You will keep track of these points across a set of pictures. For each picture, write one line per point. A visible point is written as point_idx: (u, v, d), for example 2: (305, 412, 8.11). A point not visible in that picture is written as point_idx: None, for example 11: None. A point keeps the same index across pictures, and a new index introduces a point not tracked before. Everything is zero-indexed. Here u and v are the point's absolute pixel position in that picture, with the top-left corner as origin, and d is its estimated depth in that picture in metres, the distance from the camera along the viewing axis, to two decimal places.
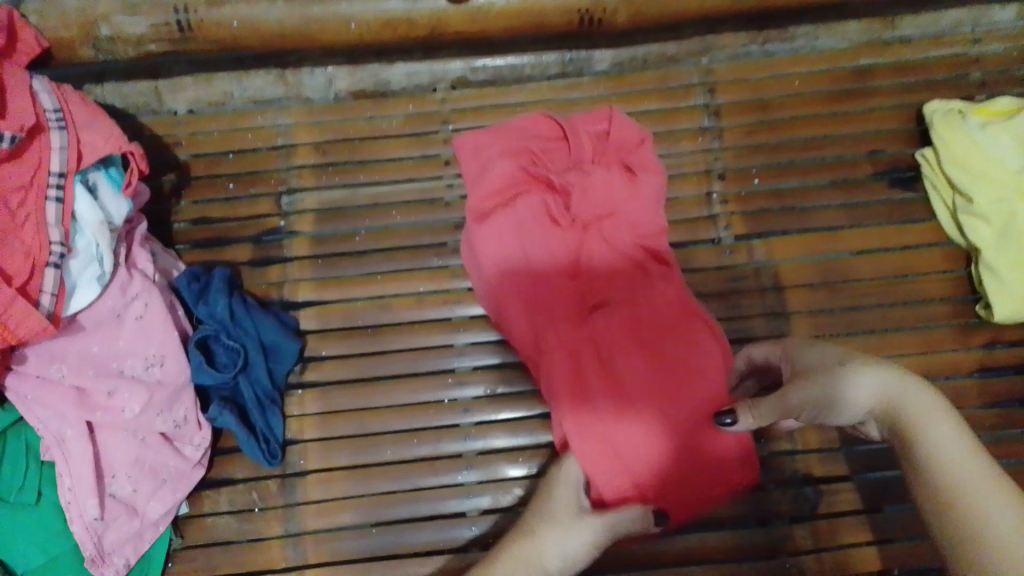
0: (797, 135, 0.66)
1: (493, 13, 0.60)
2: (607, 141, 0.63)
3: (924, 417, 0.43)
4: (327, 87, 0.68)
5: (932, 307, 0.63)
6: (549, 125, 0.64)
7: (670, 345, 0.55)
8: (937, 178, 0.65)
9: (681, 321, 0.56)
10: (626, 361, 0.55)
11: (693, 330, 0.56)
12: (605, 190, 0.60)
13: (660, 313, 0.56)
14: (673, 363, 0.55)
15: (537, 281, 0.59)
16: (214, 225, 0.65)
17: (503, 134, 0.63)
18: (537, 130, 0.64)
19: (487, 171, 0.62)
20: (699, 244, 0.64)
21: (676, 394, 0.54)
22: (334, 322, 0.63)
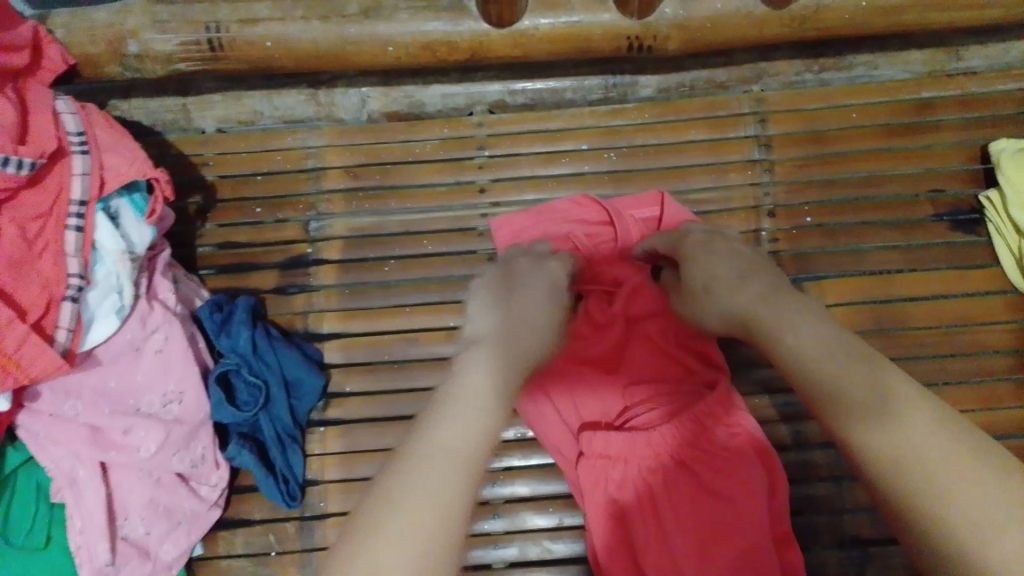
0: (853, 171, 0.63)
1: (539, 37, 0.57)
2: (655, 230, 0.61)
3: (868, 377, 0.38)
4: (360, 108, 0.65)
5: (993, 360, 0.60)
6: (593, 209, 0.61)
7: (712, 468, 0.51)
8: (1002, 223, 0.61)
9: (733, 441, 0.52)
10: (666, 483, 0.52)
11: (743, 451, 0.52)
12: (650, 298, 0.59)
13: (703, 429, 0.52)
14: (718, 486, 0.51)
15: (580, 386, 0.58)
16: (239, 249, 0.63)
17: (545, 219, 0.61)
18: (580, 214, 0.61)
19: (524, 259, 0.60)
20: None
21: (719, 517, 0.50)
22: (359, 356, 0.60)
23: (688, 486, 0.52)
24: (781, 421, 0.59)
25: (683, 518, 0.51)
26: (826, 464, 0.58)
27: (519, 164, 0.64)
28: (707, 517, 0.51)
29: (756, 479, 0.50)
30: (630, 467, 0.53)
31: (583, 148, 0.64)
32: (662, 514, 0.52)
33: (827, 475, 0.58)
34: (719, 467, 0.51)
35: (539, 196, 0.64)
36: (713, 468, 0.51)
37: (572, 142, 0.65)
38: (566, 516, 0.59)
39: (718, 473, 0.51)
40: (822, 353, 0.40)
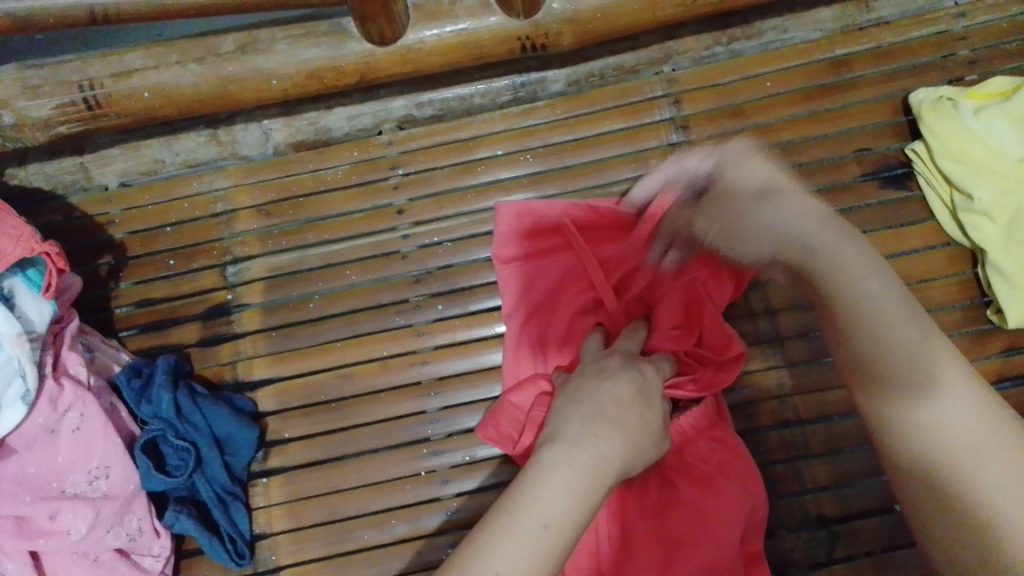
0: (778, 140, 0.60)
1: (426, 49, 0.54)
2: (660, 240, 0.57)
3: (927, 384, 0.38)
4: (263, 142, 0.62)
5: (942, 315, 0.58)
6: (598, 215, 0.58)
7: (687, 484, 0.52)
8: (931, 173, 0.59)
9: (714, 455, 0.52)
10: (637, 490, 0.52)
11: (726, 465, 0.52)
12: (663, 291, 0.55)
13: (685, 441, 0.53)
14: (691, 498, 0.51)
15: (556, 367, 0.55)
16: (158, 306, 0.61)
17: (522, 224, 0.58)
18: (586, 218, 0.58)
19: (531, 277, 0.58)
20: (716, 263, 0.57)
21: (689, 528, 0.50)
22: (294, 400, 0.59)
23: (663, 492, 0.52)
24: (732, 408, 0.57)
25: (652, 525, 0.51)
26: (783, 447, 0.56)
27: (435, 179, 0.62)
28: (676, 526, 0.51)
29: (736, 499, 0.50)
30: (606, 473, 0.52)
31: (498, 154, 0.62)
32: (627, 512, 0.51)
33: (785, 456, 0.56)
34: (692, 483, 0.52)
35: (460, 209, 0.61)
36: (690, 479, 0.52)
37: (486, 149, 0.62)
38: None
39: (691, 488, 0.51)
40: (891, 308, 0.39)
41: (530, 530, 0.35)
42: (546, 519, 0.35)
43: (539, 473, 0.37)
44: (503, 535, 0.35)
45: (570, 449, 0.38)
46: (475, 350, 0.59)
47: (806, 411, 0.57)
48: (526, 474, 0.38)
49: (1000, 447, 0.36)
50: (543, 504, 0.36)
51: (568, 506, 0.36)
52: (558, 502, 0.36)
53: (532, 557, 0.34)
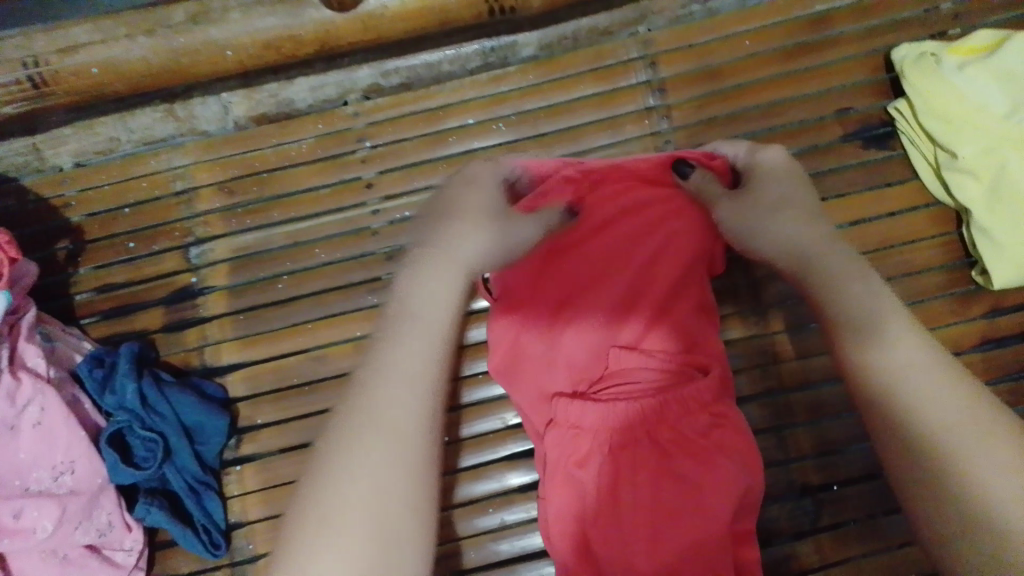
0: (755, 102, 0.59)
1: (389, 16, 0.52)
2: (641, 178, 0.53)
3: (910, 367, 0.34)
4: (223, 116, 0.59)
5: (925, 277, 0.57)
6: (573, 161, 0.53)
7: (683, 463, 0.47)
8: (914, 134, 0.58)
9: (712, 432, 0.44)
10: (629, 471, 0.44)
11: (724, 445, 0.44)
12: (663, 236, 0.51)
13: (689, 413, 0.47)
14: None
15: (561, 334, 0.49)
16: (120, 291, 0.59)
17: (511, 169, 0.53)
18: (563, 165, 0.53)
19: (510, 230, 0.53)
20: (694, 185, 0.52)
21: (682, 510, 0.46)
22: (266, 384, 0.57)
23: (656, 476, 0.44)
24: None
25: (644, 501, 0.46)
26: (766, 416, 0.56)
27: (405, 151, 0.59)
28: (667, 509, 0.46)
29: (739, 483, 0.44)
30: (597, 435, 0.45)
31: (469, 123, 0.60)
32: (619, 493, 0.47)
33: (769, 426, 0.55)
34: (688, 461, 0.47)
35: (430, 182, 0.59)
36: None
37: (456, 118, 0.60)
38: (508, 514, 0.56)
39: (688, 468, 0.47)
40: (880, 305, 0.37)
41: (363, 451, 0.31)
42: (376, 435, 0.32)
43: (361, 396, 0.33)
44: (339, 467, 0.31)
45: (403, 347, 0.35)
46: None
47: (790, 379, 0.56)
48: (350, 408, 0.33)
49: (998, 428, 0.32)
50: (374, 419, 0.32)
51: (419, 425, 0.33)
52: (390, 417, 0.32)
53: (372, 488, 0.31)
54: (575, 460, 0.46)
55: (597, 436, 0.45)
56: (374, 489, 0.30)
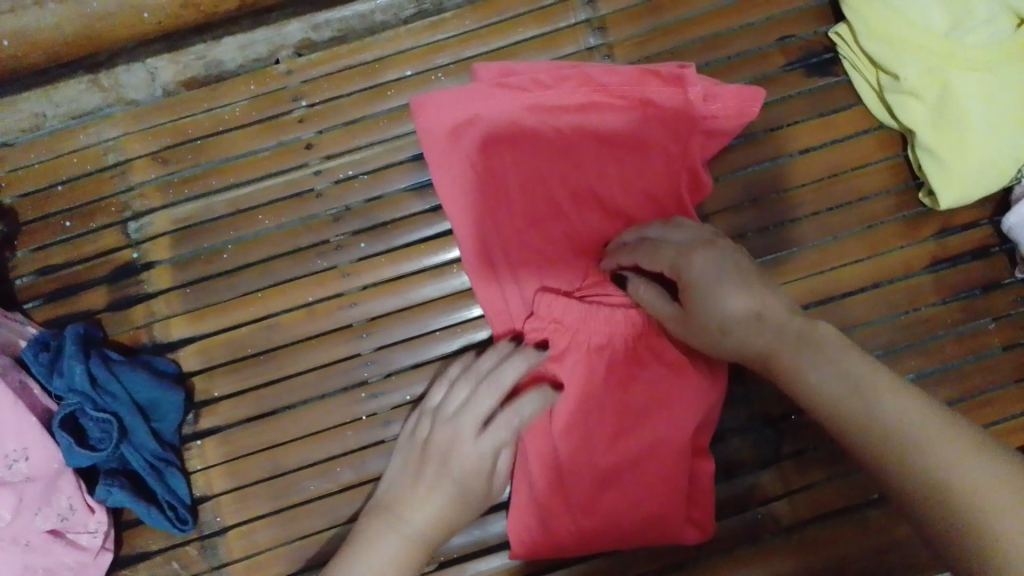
0: (697, 34, 0.58)
1: None
2: (603, 96, 0.55)
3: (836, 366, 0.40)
4: (150, 83, 0.57)
5: (875, 203, 0.57)
6: (534, 90, 0.55)
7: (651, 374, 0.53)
8: (856, 57, 0.57)
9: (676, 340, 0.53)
10: (603, 387, 0.53)
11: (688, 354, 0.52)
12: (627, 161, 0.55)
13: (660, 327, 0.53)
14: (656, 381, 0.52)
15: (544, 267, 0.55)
16: (60, 272, 0.57)
17: (464, 104, 0.55)
18: (527, 91, 0.55)
19: (487, 172, 0.56)
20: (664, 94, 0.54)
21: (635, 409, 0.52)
22: (220, 356, 0.56)
23: (629, 395, 0.53)
24: None
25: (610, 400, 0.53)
26: None
27: (343, 108, 0.58)
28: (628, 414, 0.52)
29: (695, 400, 0.52)
30: (579, 337, 0.53)
31: (408, 75, 0.58)
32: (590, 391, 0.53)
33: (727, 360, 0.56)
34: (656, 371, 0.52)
35: (371, 139, 0.57)
36: (658, 363, 0.52)
37: (394, 71, 0.58)
38: None
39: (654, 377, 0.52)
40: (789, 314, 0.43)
41: (399, 531, 0.46)
42: (410, 531, 0.46)
43: (406, 507, 0.46)
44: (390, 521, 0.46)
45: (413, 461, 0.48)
46: (404, 286, 0.56)
47: None
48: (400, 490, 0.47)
49: (948, 424, 0.36)
50: (419, 513, 0.46)
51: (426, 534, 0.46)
52: (431, 514, 0.46)
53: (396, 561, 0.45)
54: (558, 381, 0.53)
55: (577, 346, 0.53)
56: (383, 553, 0.45)
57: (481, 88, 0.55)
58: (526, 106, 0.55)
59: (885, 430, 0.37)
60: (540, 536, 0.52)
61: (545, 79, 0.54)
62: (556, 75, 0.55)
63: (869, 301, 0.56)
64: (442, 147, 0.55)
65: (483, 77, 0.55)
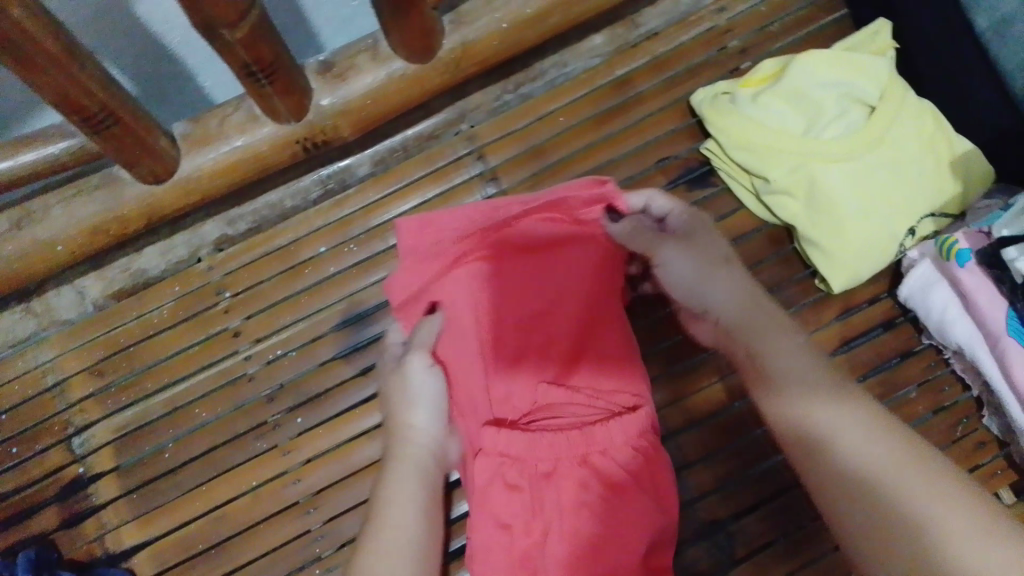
0: (582, 169, 0.62)
1: (205, 176, 0.53)
2: (533, 209, 0.51)
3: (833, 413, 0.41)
4: (81, 301, 0.61)
5: (777, 296, 0.60)
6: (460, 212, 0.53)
7: (606, 497, 0.45)
8: (730, 167, 0.61)
9: (633, 465, 0.46)
10: (557, 517, 0.45)
11: (642, 477, 0.46)
12: (560, 271, 0.51)
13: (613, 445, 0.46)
14: (614, 506, 0.45)
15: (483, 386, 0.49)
16: (9, 500, 0.58)
17: (423, 230, 0.53)
18: (455, 212, 0.53)
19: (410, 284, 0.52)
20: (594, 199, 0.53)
21: (599, 542, 0.44)
22: (174, 556, 0.56)
23: (588, 519, 0.45)
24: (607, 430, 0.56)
25: (565, 527, 0.45)
26: None
27: (265, 292, 0.61)
28: (591, 546, 0.44)
29: (653, 513, 0.46)
30: (530, 465, 0.46)
31: (322, 251, 0.61)
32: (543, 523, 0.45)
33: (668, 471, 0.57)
34: (610, 495, 0.46)
35: (295, 316, 0.60)
36: (611, 487, 0.46)
37: (309, 249, 0.61)
38: None
39: (609, 498, 0.45)
40: (802, 362, 0.44)
41: (392, 519, 0.45)
42: (400, 534, 0.45)
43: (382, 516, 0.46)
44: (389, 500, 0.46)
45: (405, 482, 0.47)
46: (345, 454, 0.58)
47: (674, 422, 0.58)
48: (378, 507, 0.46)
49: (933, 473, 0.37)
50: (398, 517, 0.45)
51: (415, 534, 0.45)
52: (407, 518, 0.46)
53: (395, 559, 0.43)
54: (509, 513, 0.45)
55: (528, 475, 0.46)
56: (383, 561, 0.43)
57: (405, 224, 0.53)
58: (479, 224, 0.52)
59: (884, 479, 0.37)
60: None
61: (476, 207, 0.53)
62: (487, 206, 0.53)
63: None
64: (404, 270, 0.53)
65: (405, 226, 0.53)
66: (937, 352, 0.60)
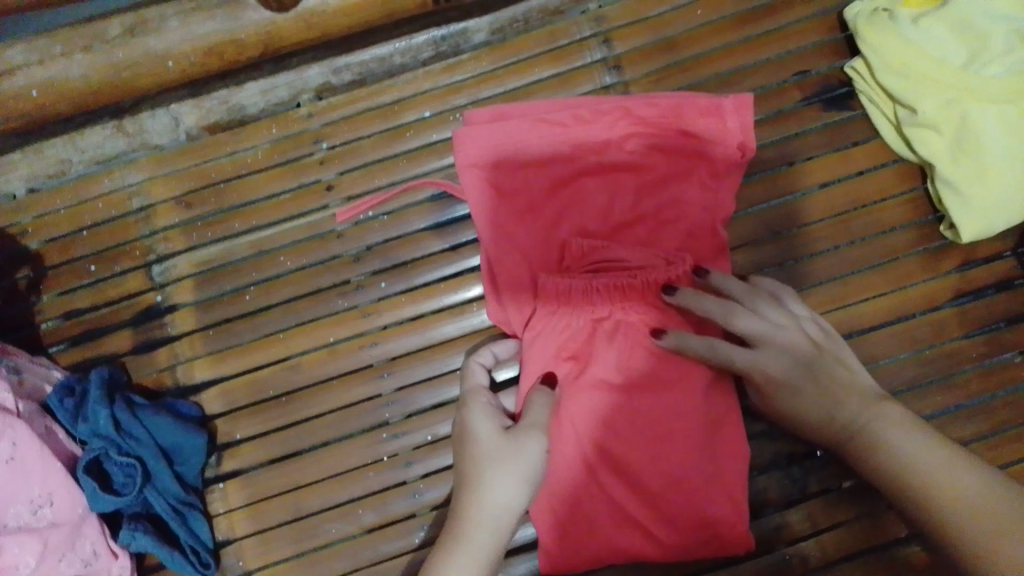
0: (713, 70, 0.58)
1: (330, 11, 0.50)
2: (634, 124, 0.53)
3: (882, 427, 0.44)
4: (174, 128, 0.58)
5: (895, 237, 0.57)
6: (553, 122, 0.54)
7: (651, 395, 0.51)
8: (874, 91, 0.57)
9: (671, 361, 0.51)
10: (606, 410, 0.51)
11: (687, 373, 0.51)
12: (656, 187, 0.54)
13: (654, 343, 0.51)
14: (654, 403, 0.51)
15: None
16: (85, 316, 0.58)
17: (499, 140, 0.54)
18: (551, 119, 0.54)
19: (501, 190, 0.54)
20: (700, 107, 0.53)
21: (649, 435, 0.51)
22: (243, 398, 0.56)
23: (645, 415, 0.51)
24: None
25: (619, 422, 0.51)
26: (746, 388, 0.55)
27: (363, 149, 0.58)
28: (640, 438, 0.51)
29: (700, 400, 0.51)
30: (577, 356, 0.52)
31: (426, 116, 0.58)
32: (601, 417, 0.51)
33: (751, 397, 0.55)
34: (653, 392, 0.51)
35: (390, 179, 0.58)
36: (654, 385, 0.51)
37: (413, 112, 0.58)
38: None
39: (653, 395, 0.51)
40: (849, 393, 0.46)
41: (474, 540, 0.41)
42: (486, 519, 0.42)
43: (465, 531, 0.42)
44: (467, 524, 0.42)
45: (491, 428, 0.44)
46: (424, 326, 0.56)
47: None
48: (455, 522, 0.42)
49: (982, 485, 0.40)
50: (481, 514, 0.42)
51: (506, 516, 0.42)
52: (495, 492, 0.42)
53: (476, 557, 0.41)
54: (575, 413, 0.51)
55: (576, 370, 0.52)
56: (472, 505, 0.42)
57: (474, 127, 0.54)
58: (559, 140, 0.54)
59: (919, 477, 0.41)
60: (575, 564, 0.51)
61: (580, 115, 0.53)
62: (594, 111, 0.54)
63: (892, 335, 0.56)
64: (481, 180, 0.54)
65: (476, 119, 0.55)
66: None
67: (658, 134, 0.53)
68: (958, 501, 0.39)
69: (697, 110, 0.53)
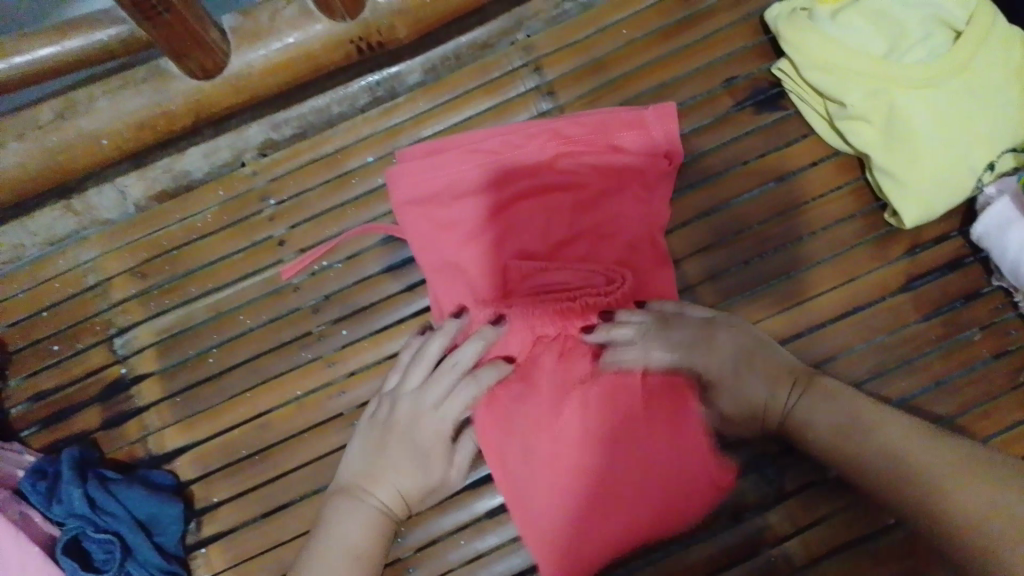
0: (644, 86, 0.59)
1: (258, 72, 0.51)
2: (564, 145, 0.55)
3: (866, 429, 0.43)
4: (122, 201, 0.59)
5: (842, 229, 0.58)
6: (484, 152, 0.55)
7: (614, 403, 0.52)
8: (803, 89, 0.58)
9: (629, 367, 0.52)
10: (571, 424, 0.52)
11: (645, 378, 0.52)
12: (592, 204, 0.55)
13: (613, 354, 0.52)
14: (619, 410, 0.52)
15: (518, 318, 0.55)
16: (53, 397, 0.58)
17: (434, 176, 0.54)
18: (482, 148, 0.55)
19: (441, 223, 0.55)
20: (626, 123, 0.55)
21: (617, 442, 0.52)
22: (217, 461, 0.56)
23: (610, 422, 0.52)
24: None
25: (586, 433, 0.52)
26: None
27: (311, 201, 0.59)
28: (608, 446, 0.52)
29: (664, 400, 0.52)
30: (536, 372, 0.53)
31: (369, 161, 0.59)
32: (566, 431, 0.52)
33: None
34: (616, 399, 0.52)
35: (340, 227, 0.58)
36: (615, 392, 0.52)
37: (356, 159, 0.59)
38: (479, 542, 0.55)
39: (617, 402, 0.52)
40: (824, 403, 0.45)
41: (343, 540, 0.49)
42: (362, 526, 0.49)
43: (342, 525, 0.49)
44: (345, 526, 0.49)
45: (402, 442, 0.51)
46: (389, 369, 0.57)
47: None
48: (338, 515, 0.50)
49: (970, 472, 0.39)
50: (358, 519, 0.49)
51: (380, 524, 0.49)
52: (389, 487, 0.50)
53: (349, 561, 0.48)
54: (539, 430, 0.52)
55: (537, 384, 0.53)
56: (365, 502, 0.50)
57: (408, 166, 0.54)
58: (493, 168, 0.55)
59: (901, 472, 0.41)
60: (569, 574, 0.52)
61: (510, 141, 0.55)
62: (523, 136, 0.55)
63: (849, 325, 0.57)
64: (420, 215, 0.55)
65: (408, 157, 0.55)
66: (1006, 294, 0.57)
67: (592, 152, 0.55)
68: (946, 496, 0.38)
69: (623, 125, 0.55)
